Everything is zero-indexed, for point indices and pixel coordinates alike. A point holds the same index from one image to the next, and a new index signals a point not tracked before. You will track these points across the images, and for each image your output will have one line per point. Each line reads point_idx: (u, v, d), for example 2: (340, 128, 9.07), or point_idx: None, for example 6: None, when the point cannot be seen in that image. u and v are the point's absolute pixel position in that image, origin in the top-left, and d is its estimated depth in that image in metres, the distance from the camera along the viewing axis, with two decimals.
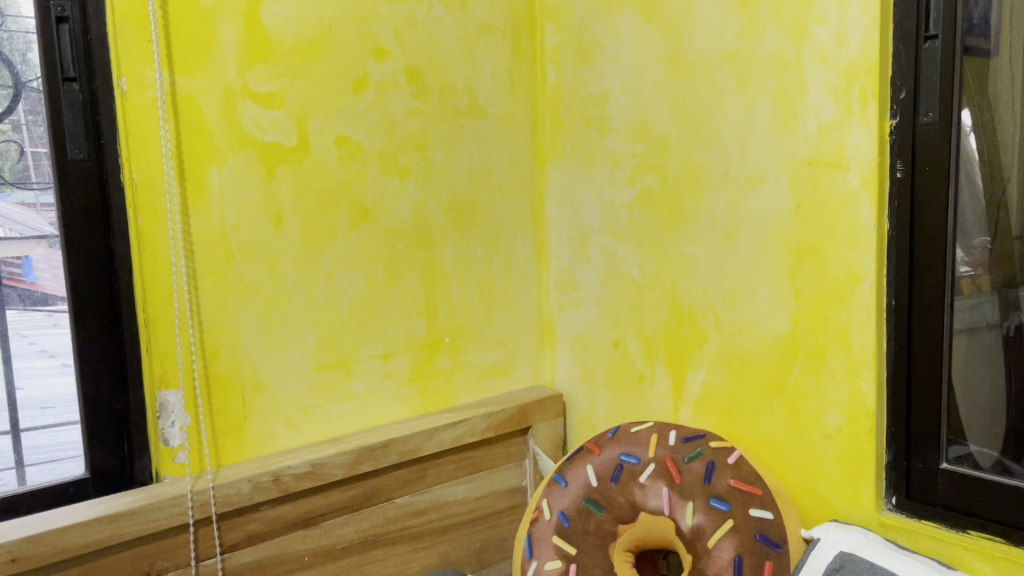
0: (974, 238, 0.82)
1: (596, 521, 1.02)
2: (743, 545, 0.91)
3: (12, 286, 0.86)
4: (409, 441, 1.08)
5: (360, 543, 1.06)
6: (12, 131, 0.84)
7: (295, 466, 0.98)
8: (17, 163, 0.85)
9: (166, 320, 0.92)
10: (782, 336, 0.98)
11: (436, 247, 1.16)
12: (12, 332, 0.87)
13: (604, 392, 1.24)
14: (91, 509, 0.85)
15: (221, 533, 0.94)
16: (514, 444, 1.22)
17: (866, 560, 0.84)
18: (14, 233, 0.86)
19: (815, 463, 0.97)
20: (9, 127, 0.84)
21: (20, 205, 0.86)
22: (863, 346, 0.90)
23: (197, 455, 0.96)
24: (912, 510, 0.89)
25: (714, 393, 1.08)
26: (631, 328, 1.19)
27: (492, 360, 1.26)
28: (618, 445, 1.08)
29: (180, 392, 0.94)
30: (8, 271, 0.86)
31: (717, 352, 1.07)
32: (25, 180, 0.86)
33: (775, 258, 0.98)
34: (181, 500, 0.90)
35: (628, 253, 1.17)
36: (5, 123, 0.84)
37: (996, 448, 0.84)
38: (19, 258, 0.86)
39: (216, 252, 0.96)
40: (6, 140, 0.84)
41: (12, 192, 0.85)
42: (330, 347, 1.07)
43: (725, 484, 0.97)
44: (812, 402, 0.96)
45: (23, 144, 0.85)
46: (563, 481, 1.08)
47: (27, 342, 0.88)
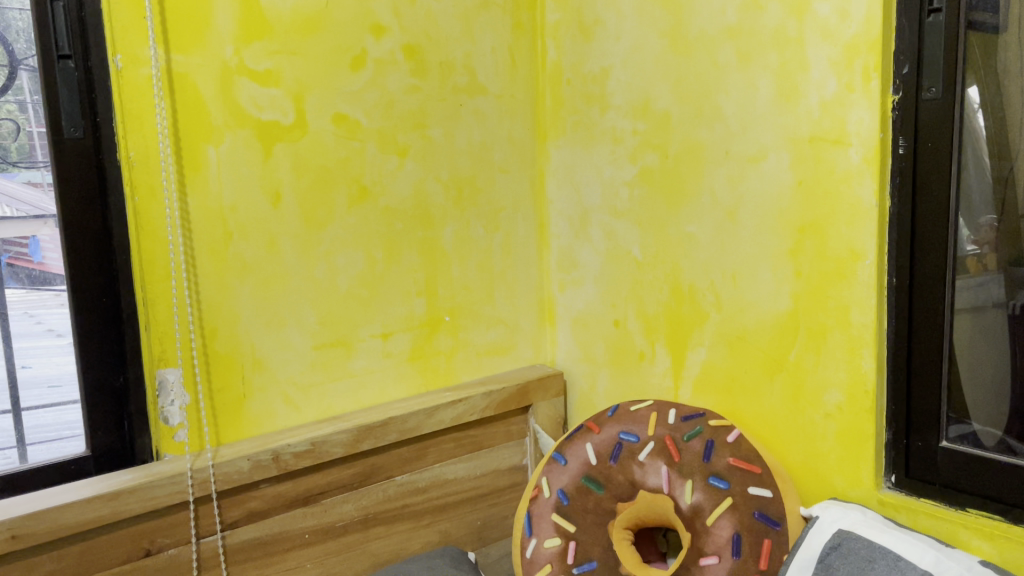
0: (981, 216, 0.81)
1: (595, 499, 1.03)
2: (742, 523, 0.92)
3: (21, 265, 0.90)
4: (408, 419, 1.08)
5: (361, 521, 1.06)
6: (18, 111, 0.85)
7: (294, 444, 0.98)
8: (22, 142, 0.86)
9: (165, 299, 0.92)
10: (782, 315, 0.98)
11: (436, 225, 1.16)
12: (19, 310, 0.92)
13: (604, 371, 1.24)
14: (91, 486, 0.85)
15: (221, 511, 0.94)
16: (514, 423, 1.23)
17: (864, 538, 0.84)
18: (21, 212, 0.88)
19: (815, 442, 0.97)
20: (15, 106, 0.84)
21: (27, 184, 0.87)
22: (863, 324, 0.89)
23: (196, 433, 0.96)
24: (912, 488, 0.89)
25: (714, 371, 1.08)
26: (631, 307, 1.18)
27: (492, 339, 1.26)
28: (618, 424, 1.07)
29: (179, 369, 0.94)
30: (15, 250, 0.89)
31: (717, 331, 1.06)
32: (34, 160, 0.86)
33: (775, 236, 0.97)
34: (181, 477, 0.90)
35: (628, 231, 1.17)
36: (11, 102, 0.84)
37: (999, 427, 0.83)
38: (27, 237, 0.89)
39: (214, 231, 0.96)
40: (10, 119, 0.84)
41: (19, 171, 0.86)
42: (329, 325, 1.07)
43: (724, 463, 0.97)
44: (812, 381, 0.96)
45: (27, 123, 0.85)
46: (562, 459, 1.08)
47: (33, 321, 0.93)
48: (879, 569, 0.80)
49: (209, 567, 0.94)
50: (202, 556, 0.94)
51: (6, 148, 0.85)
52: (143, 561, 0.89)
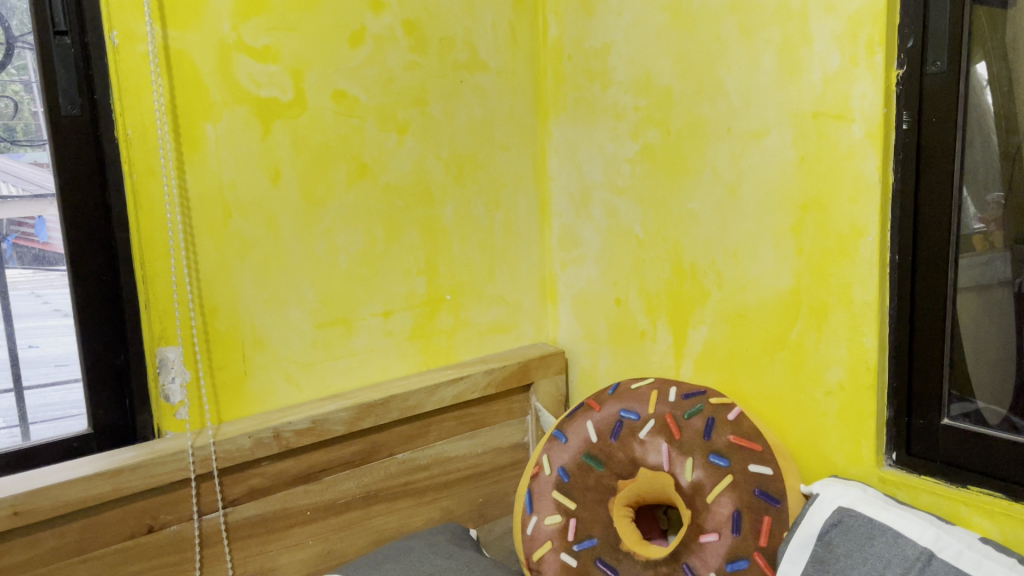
0: (988, 192, 0.80)
1: (596, 476, 1.04)
2: (742, 500, 0.92)
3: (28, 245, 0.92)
4: (409, 397, 1.08)
5: (362, 498, 1.07)
6: (23, 92, 0.85)
7: (295, 422, 0.98)
8: (29, 122, 0.86)
9: (164, 277, 0.92)
10: (785, 293, 0.97)
11: (436, 203, 1.15)
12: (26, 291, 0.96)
13: (606, 349, 1.24)
14: (94, 463, 0.86)
15: (223, 489, 0.95)
16: (516, 400, 1.23)
17: (864, 515, 0.85)
18: (27, 191, 0.89)
19: (817, 419, 0.97)
20: (20, 87, 0.85)
21: (33, 165, 0.87)
22: (865, 301, 0.89)
23: (197, 411, 0.96)
24: (912, 467, 0.89)
25: (716, 349, 1.08)
26: (633, 285, 1.18)
27: (494, 317, 1.25)
28: (618, 401, 1.07)
29: (180, 347, 0.94)
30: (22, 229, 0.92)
31: (719, 309, 1.06)
32: (38, 139, 0.87)
33: (778, 213, 0.96)
34: (182, 455, 0.90)
35: (630, 208, 1.16)
36: (17, 83, 0.85)
37: (1004, 406, 0.83)
38: (33, 218, 0.91)
39: (214, 208, 0.95)
40: (18, 100, 0.85)
41: (25, 152, 0.86)
42: (330, 304, 1.06)
43: (725, 440, 0.97)
44: (814, 359, 0.95)
45: (31, 104, 0.86)
46: (563, 437, 1.08)
47: (39, 301, 0.96)
48: (878, 546, 0.81)
49: (211, 543, 0.95)
50: (204, 533, 0.94)
51: (13, 129, 0.85)
52: (145, 537, 0.89)
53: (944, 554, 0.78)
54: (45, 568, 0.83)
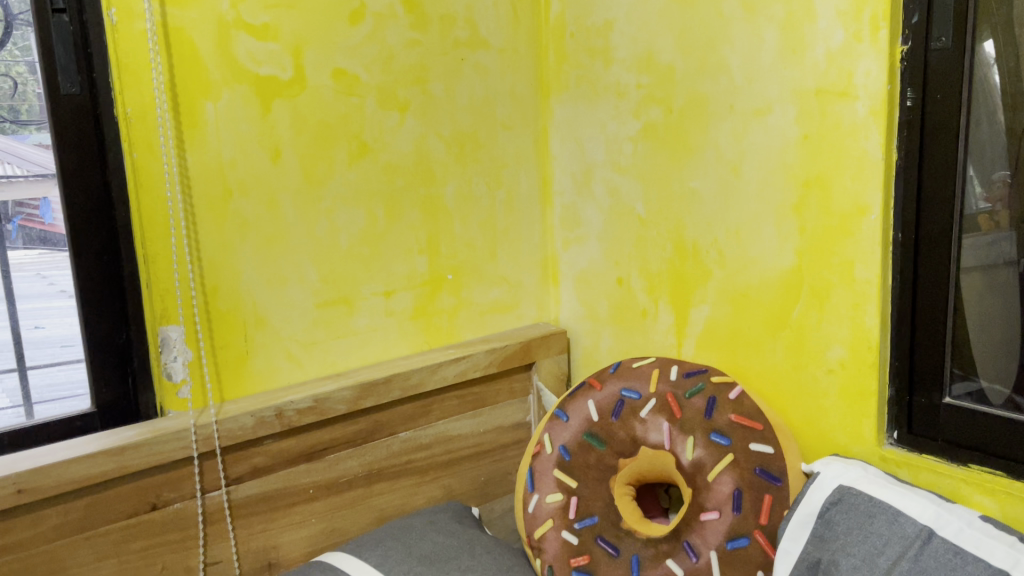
0: (994, 172, 0.80)
1: (597, 455, 1.04)
2: (743, 479, 0.93)
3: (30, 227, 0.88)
4: (411, 376, 1.08)
5: (365, 477, 1.07)
6: (29, 73, 0.85)
7: (297, 401, 0.98)
8: (35, 104, 0.86)
9: (165, 257, 0.92)
10: (787, 272, 0.97)
11: (437, 182, 1.15)
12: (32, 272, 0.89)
13: (608, 329, 1.24)
14: (97, 441, 0.86)
15: (226, 467, 0.95)
16: (518, 380, 1.23)
17: (864, 493, 0.85)
18: (29, 173, 0.87)
19: (817, 398, 0.97)
20: (26, 68, 0.85)
21: (37, 146, 0.87)
22: (868, 280, 0.88)
23: (199, 390, 0.96)
24: (913, 444, 0.89)
25: (717, 328, 1.07)
26: (635, 265, 1.17)
27: (495, 297, 1.25)
28: (620, 380, 1.07)
29: (182, 327, 0.94)
30: (25, 212, 0.88)
31: (721, 288, 1.06)
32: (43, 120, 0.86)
33: (780, 192, 0.96)
34: (185, 433, 0.91)
35: (633, 187, 1.15)
36: (22, 65, 0.84)
37: (1008, 385, 0.82)
38: (37, 199, 0.88)
39: (214, 187, 0.95)
40: (24, 82, 0.85)
41: (31, 133, 0.86)
42: (331, 283, 1.06)
43: (726, 419, 0.97)
44: (815, 338, 0.95)
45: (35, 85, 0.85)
46: (564, 415, 1.08)
47: (46, 283, 0.90)
48: (879, 523, 0.82)
49: (214, 521, 0.95)
50: (206, 511, 0.94)
51: (18, 109, 0.85)
52: (148, 515, 0.90)
53: (944, 532, 0.78)
54: (49, 545, 0.83)
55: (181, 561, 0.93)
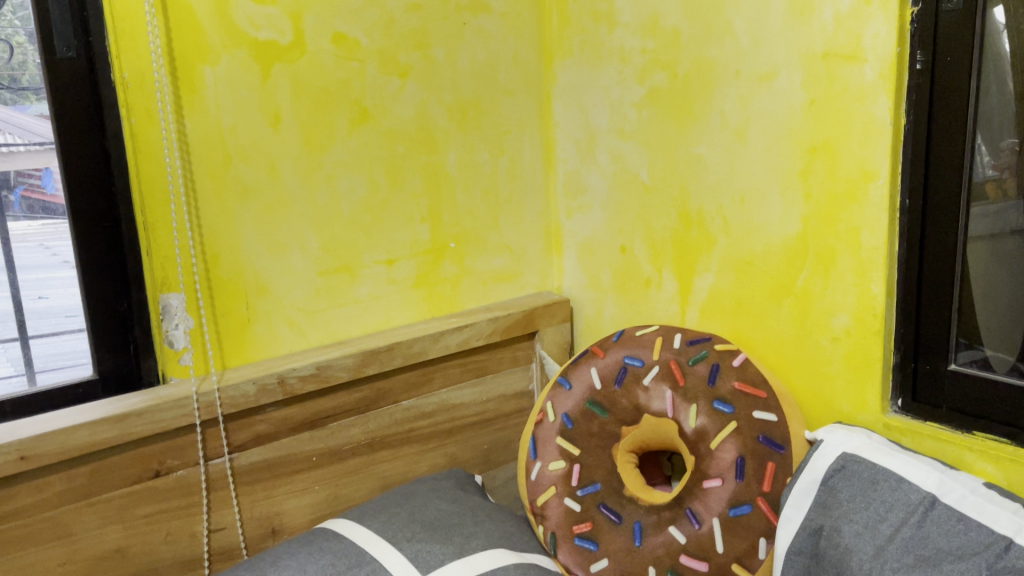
0: (1003, 139, 0.78)
1: (600, 423, 1.04)
2: (746, 446, 0.93)
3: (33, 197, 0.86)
4: (414, 344, 1.08)
5: (368, 444, 1.07)
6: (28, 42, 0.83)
7: (299, 368, 0.98)
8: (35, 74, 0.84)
9: (165, 223, 0.92)
10: (791, 238, 0.96)
11: (439, 149, 1.14)
12: (36, 243, 0.87)
13: (611, 297, 1.23)
14: (100, 408, 0.86)
15: (229, 433, 0.95)
16: (521, 349, 1.22)
17: (868, 461, 0.85)
18: (32, 143, 0.86)
19: (821, 366, 0.96)
20: (25, 37, 0.83)
21: (38, 116, 0.85)
22: (874, 246, 0.88)
23: (201, 356, 0.96)
24: (917, 412, 0.89)
25: (721, 296, 1.07)
26: (639, 233, 1.17)
27: (498, 266, 1.25)
28: (623, 348, 1.07)
29: (182, 294, 0.94)
30: (27, 182, 0.86)
31: (725, 255, 1.05)
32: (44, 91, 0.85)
33: (786, 158, 0.95)
34: (187, 400, 0.91)
35: (637, 154, 1.14)
36: (21, 33, 0.83)
37: (1012, 354, 0.82)
38: (39, 169, 0.86)
39: (214, 153, 0.94)
40: (24, 52, 0.83)
41: (31, 104, 0.85)
42: (333, 251, 1.06)
43: (729, 387, 0.96)
44: (820, 305, 0.95)
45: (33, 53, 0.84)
46: (567, 383, 1.08)
47: (49, 253, 0.88)
48: (882, 490, 0.82)
49: (218, 488, 0.95)
50: (210, 478, 0.95)
51: (17, 79, 0.84)
52: (152, 481, 0.90)
53: (947, 498, 0.78)
54: (53, 511, 0.83)
55: (185, 527, 0.93)
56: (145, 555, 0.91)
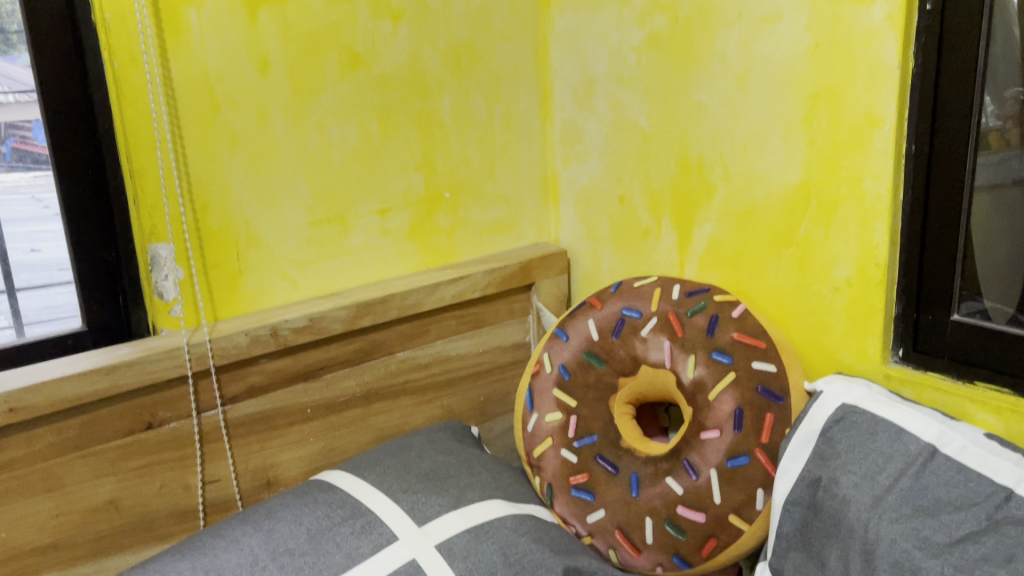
0: (1007, 88, 0.76)
1: (597, 375, 1.03)
2: (744, 397, 0.92)
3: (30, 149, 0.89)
4: (409, 296, 1.06)
5: (363, 396, 1.06)
6: None
7: (292, 320, 0.96)
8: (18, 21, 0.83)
9: (152, 171, 0.89)
10: (793, 187, 0.94)
11: (433, 96, 1.11)
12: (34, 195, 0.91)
13: (609, 248, 1.21)
14: (90, 359, 0.85)
15: (221, 385, 0.94)
16: (517, 301, 1.21)
17: (868, 412, 0.85)
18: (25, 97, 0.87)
19: (822, 317, 0.95)
20: None
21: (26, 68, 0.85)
22: (878, 194, 0.86)
23: (192, 309, 0.94)
24: (918, 363, 0.88)
25: (721, 246, 1.05)
26: (637, 182, 1.14)
27: (494, 217, 1.23)
28: (621, 299, 1.05)
29: (171, 245, 0.92)
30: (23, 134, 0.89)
31: (725, 205, 1.03)
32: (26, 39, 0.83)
33: (788, 103, 0.92)
34: (177, 352, 0.89)
35: (635, 101, 1.11)
36: None
37: (1012, 305, 0.81)
38: (31, 122, 0.88)
39: (200, 99, 0.91)
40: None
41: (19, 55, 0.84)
42: (325, 201, 1.04)
43: (728, 338, 0.95)
44: (821, 255, 0.93)
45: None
46: (564, 335, 1.07)
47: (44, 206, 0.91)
48: (881, 442, 0.82)
49: (211, 440, 0.95)
50: (203, 430, 0.94)
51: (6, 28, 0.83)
52: (144, 433, 0.89)
53: (947, 450, 0.78)
54: (45, 463, 0.83)
55: (179, 479, 0.93)
56: (139, 506, 0.90)
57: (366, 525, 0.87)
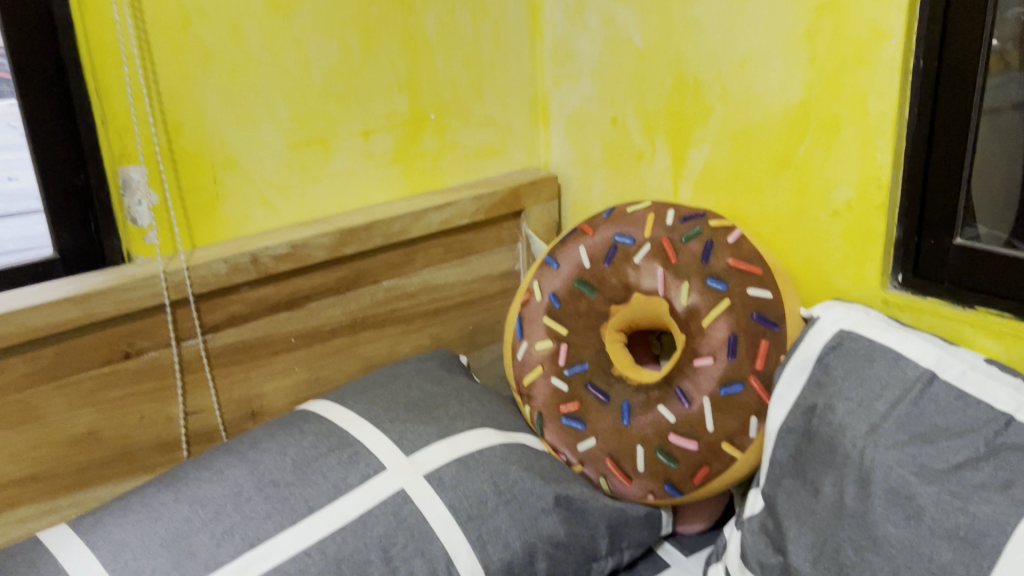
0: (1008, 9, 0.74)
1: (588, 303, 1.00)
2: (738, 325, 0.89)
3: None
4: (394, 223, 1.03)
5: (349, 326, 1.04)
6: None
7: (274, 247, 0.93)
8: None
9: (119, 88, 0.84)
10: (793, 106, 0.90)
11: (416, 11, 1.05)
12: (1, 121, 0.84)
13: (601, 172, 1.18)
14: (62, 288, 0.82)
15: (201, 314, 0.91)
16: (506, 228, 1.18)
17: (865, 338, 0.83)
18: None
19: (820, 241, 0.92)
20: None
21: None
22: (882, 113, 0.82)
23: (168, 234, 0.91)
24: (917, 288, 0.86)
25: (716, 170, 1.02)
26: (631, 103, 1.10)
27: (482, 140, 1.18)
28: (613, 226, 1.02)
29: (144, 168, 0.88)
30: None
31: (721, 126, 0.99)
32: None
33: (791, 17, 0.88)
34: (154, 280, 0.86)
35: (630, 17, 1.06)
36: None
37: (1005, 231, 0.80)
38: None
39: (169, 12, 0.86)
40: None
41: None
42: (305, 122, 0.99)
43: (723, 264, 0.92)
44: (821, 177, 0.90)
45: None
46: (554, 263, 1.04)
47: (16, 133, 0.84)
48: (878, 368, 0.80)
49: (192, 370, 0.92)
50: (183, 360, 0.91)
51: None
52: (122, 363, 0.86)
53: (946, 375, 0.76)
54: (19, 395, 0.80)
55: (160, 410, 0.91)
56: (120, 438, 0.88)
57: (353, 455, 0.85)
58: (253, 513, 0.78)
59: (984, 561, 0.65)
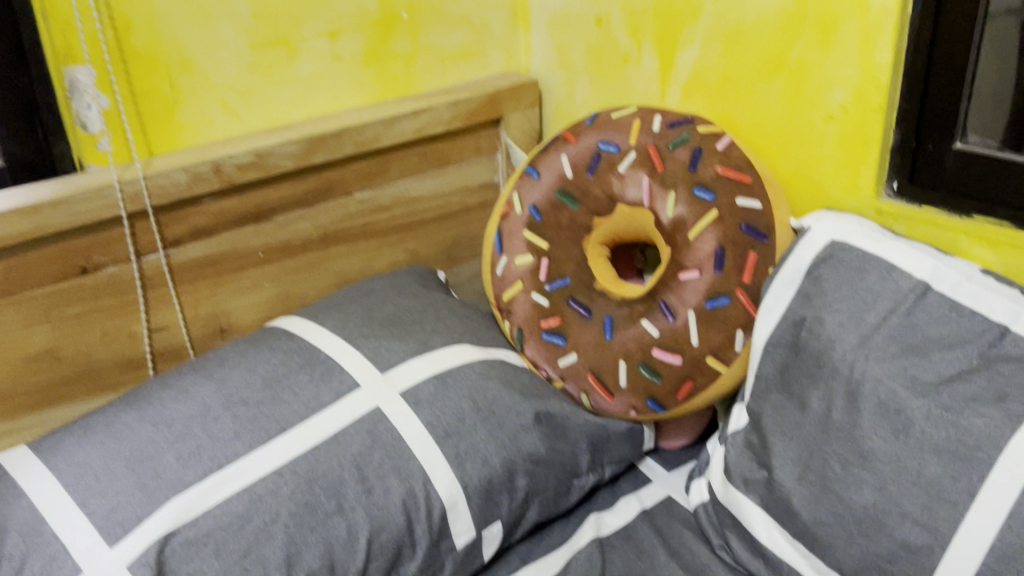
0: None
1: (570, 215, 0.96)
2: (726, 236, 0.86)
3: None
4: (366, 130, 0.97)
5: (320, 240, 0.99)
6: None
7: (237, 156, 0.88)
8: None
9: None
10: (789, 2, 0.85)
11: None
12: None
13: (584, 77, 1.12)
14: (9, 199, 0.77)
15: (162, 228, 0.87)
16: (484, 137, 1.12)
17: (857, 248, 0.79)
18: None
19: (813, 148, 0.88)
20: None
21: None
22: (884, 8, 0.77)
23: (121, 142, 0.85)
24: (913, 196, 0.82)
25: (706, 73, 0.96)
26: (616, 2, 1.03)
27: (459, 42, 1.11)
28: (597, 133, 0.97)
29: (90, 68, 0.81)
30: None
31: (712, 26, 0.93)
32: None
33: None
34: (108, 192, 0.81)
35: None
36: None
37: (994, 139, 0.77)
38: None
39: None
40: None
41: None
42: (267, 21, 0.92)
43: (712, 173, 0.88)
44: (816, 79, 0.85)
45: None
46: (535, 173, 0.99)
47: None
48: (871, 280, 0.77)
49: (155, 286, 0.88)
50: (145, 276, 0.87)
51: None
52: (79, 279, 0.82)
53: (941, 287, 0.73)
54: None
55: (123, 328, 0.87)
56: (81, 357, 0.84)
57: (325, 373, 0.82)
58: (221, 433, 0.75)
59: (974, 475, 0.63)
